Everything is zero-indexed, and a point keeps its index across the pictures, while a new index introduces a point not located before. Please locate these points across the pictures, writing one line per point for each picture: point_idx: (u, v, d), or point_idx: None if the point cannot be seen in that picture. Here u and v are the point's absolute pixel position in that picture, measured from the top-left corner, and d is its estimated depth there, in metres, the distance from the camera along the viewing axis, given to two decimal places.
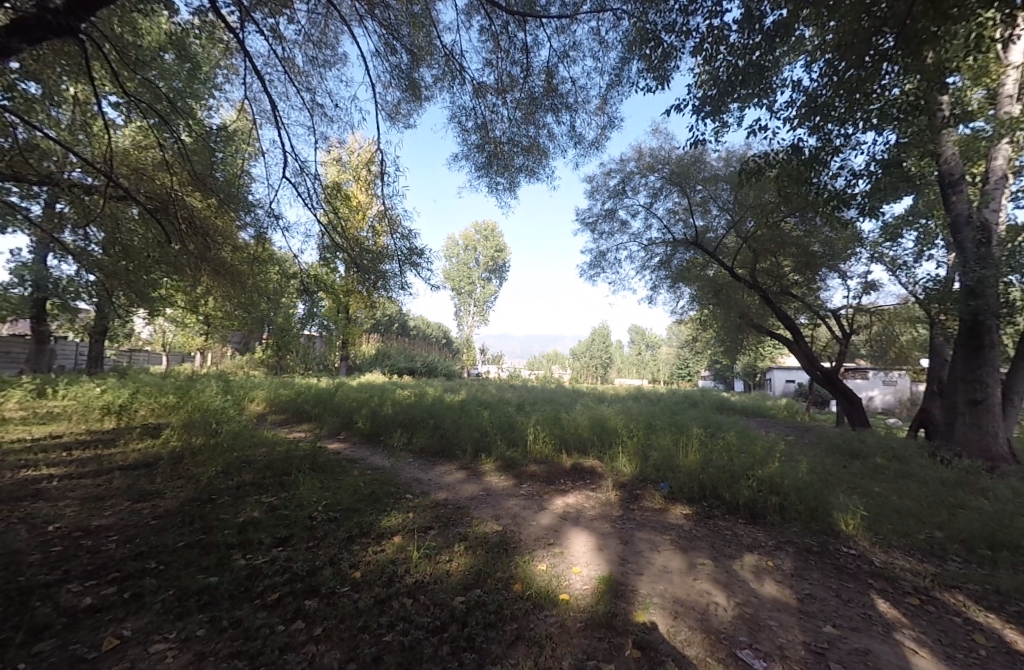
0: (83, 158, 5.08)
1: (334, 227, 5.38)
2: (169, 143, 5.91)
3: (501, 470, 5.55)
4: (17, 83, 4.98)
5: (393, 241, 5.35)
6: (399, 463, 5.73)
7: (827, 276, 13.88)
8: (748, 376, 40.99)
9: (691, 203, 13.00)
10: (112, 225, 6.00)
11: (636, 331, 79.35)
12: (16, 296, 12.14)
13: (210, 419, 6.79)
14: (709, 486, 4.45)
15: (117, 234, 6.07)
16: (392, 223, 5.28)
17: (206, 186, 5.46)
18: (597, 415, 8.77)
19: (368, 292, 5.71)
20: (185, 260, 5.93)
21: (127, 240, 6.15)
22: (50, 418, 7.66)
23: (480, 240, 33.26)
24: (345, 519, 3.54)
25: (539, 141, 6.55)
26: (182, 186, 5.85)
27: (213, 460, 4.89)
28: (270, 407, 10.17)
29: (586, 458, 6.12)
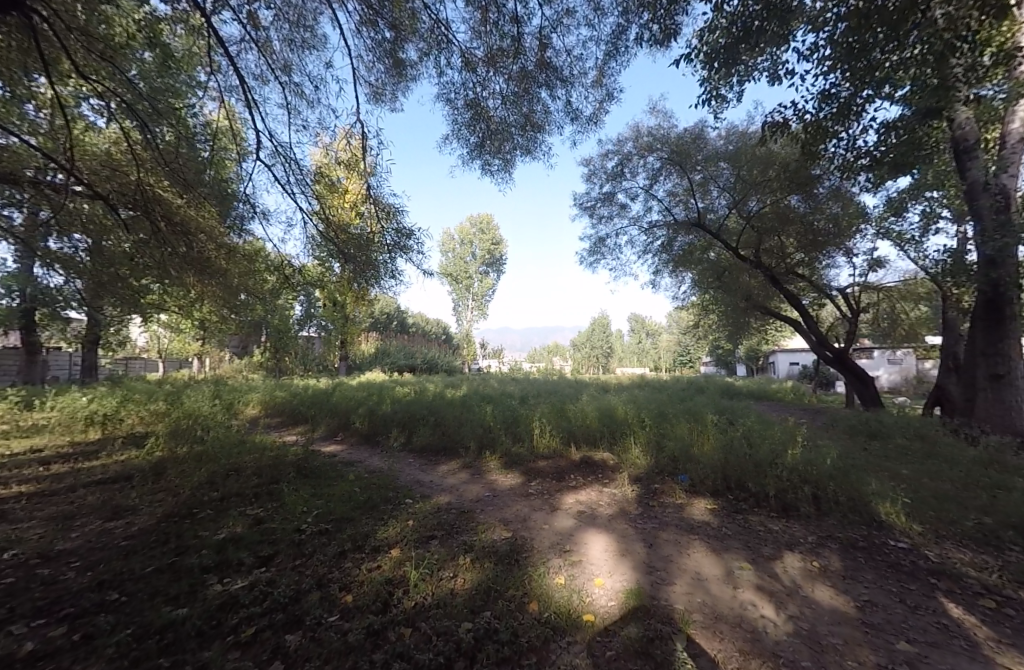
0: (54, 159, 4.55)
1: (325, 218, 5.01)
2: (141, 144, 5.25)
3: (506, 468, 5.21)
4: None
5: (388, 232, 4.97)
6: (398, 465, 5.38)
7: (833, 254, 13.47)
8: (750, 360, 40.76)
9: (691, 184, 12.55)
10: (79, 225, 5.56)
11: (636, 319, 79.03)
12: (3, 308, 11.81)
13: (200, 426, 6.42)
14: (734, 476, 4.13)
15: (102, 239, 5.73)
16: (385, 210, 4.88)
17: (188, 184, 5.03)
18: (605, 405, 8.43)
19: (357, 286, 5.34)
20: (164, 260, 5.54)
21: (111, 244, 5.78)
22: (35, 430, 7.31)
23: (475, 234, 32.82)
24: (338, 530, 3.18)
25: (534, 119, 6.12)
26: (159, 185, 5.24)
27: (196, 471, 4.53)
28: (265, 411, 9.83)
29: (596, 452, 5.78)
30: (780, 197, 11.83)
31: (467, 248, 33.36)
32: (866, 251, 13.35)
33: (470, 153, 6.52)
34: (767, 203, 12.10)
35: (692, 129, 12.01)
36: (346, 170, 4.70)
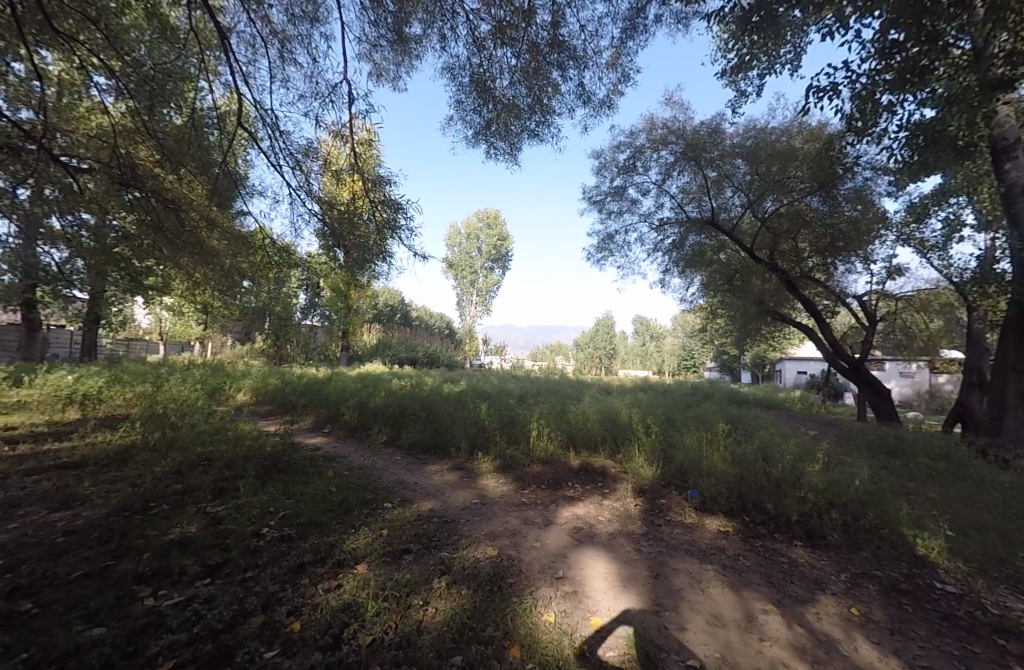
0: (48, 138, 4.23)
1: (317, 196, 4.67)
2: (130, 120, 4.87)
3: (499, 471, 4.83)
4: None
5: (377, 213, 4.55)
6: (383, 462, 5.02)
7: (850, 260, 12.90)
8: (757, 367, 40.09)
9: (706, 181, 12.04)
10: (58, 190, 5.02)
11: (641, 322, 78.30)
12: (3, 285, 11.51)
13: (182, 412, 6.06)
14: (749, 496, 3.75)
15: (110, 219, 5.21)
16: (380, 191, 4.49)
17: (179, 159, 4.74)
18: (608, 407, 8.03)
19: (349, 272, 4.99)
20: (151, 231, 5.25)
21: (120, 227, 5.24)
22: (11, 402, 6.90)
23: (483, 228, 32.57)
24: (302, 539, 2.80)
25: (544, 101, 5.69)
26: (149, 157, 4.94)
27: (163, 460, 4.14)
28: (256, 398, 9.49)
29: (597, 458, 5.40)
30: (799, 197, 11.42)
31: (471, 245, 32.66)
32: (885, 260, 12.87)
33: (475, 135, 6.14)
34: (784, 205, 11.69)
35: (709, 123, 11.52)
36: (338, 144, 4.31)
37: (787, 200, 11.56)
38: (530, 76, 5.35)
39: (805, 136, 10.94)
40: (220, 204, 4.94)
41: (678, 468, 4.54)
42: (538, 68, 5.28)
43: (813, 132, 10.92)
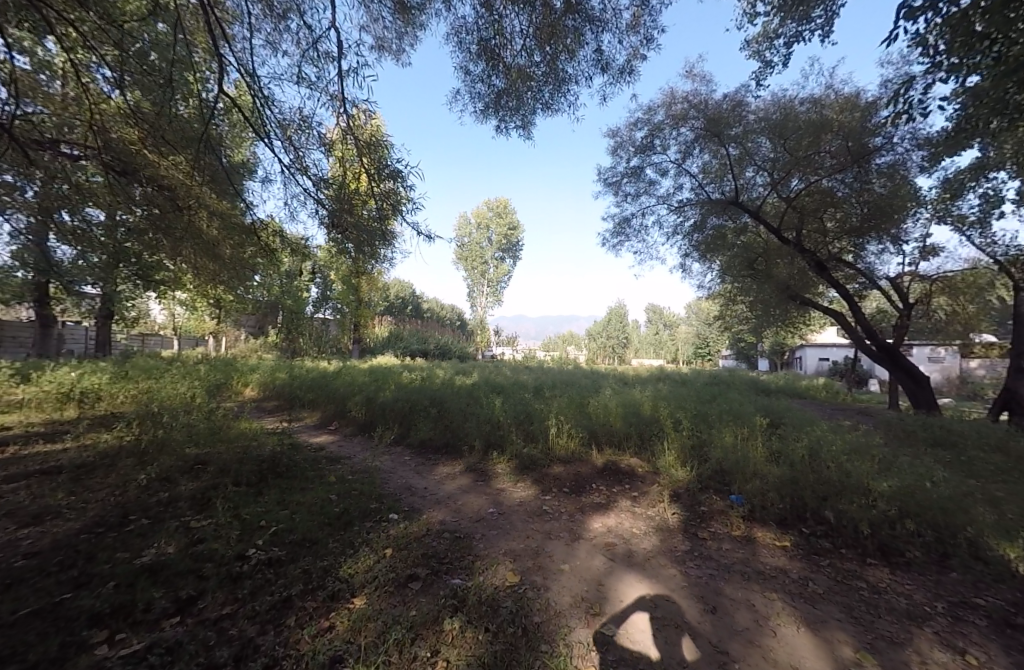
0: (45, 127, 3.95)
1: (312, 176, 4.26)
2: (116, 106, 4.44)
3: (516, 473, 4.42)
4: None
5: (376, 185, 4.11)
6: (391, 463, 4.66)
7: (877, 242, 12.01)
8: (775, 354, 39.00)
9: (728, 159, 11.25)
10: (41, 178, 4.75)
11: (653, 310, 76.89)
12: (16, 282, 11.40)
13: (181, 411, 5.76)
14: (806, 506, 3.25)
15: (118, 214, 5.26)
16: (375, 162, 4.05)
17: (170, 144, 4.43)
18: (628, 399, 7.55)
19: (351, 257, 4.61)
20: (149, 222, 4.99)
21: (129, 220, 5.24)
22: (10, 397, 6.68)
23: (492, 217, 32.08)
24: (291, 563, 2.42)
25: (558, 69, 5.10)
26: (135, 145, 4.56)
27: (152, 465, 3.83)
28: (264, 394, 9.25)
29: (622, 457, 4.95)
30: (819, 178, 10.64)
31: (482, 234, 32.53)
32: (918, 239, 12.01)
33: (485, 108, 5.62)
34: (811, 183, 10.86)
35: (732, 97, 10.49)
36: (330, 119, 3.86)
37: (812, 180, 10.75)
38: (544, 39, 4.74)
39: (836, 107, 9.92)
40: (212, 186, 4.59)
41: (717, 469, 4.05)
42: (554, 30, 4.68)
43: (846, 103, 9.84)
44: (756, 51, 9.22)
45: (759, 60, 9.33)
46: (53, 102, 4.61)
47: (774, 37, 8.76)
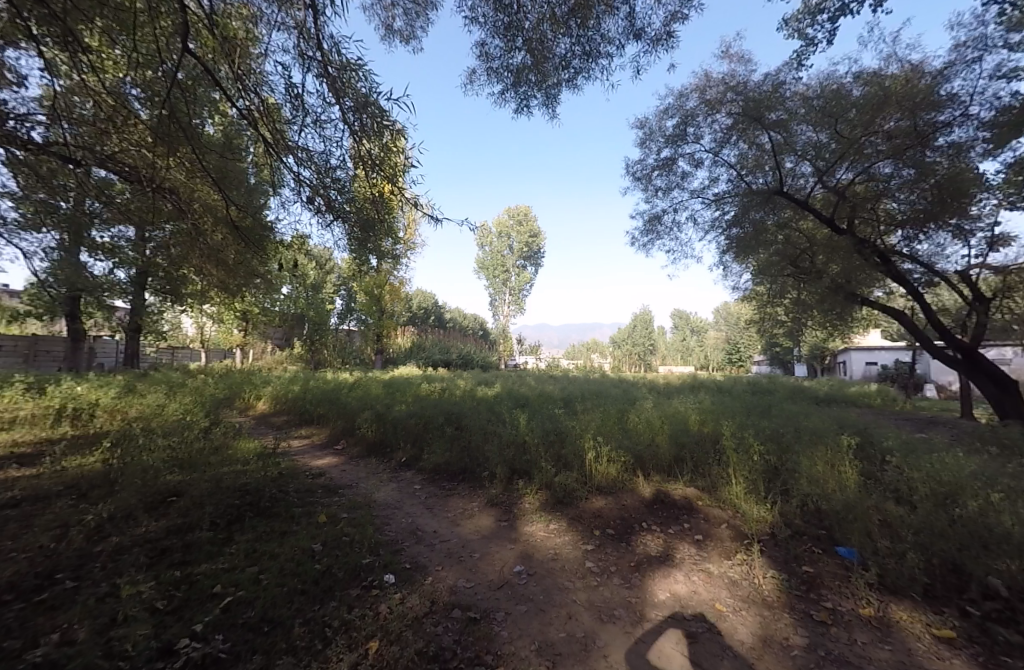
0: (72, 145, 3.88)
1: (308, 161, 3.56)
2: (117, 109, 4.00)
3: (547, 511, 3.63)
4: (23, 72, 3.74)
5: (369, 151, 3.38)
6: (399, 495, 3.96)
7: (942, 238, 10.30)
8: (816, 359, 36.58)
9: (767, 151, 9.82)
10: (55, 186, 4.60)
11: (680, 316, 74.35)
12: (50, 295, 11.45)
13: (174, 432, 5.18)
14: (971, 580, 2.31)
15: (147, 231, 5.17)
16: (367, 124, 3.36)
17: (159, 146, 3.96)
18: (672, 413, 6.62)
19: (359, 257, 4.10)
20: (174, 239, 4.79)
21: (157, 238, 5.13)
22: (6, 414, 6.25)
23: (513, 225, 31.64)
24: (235, 665, 1.68)
25: (589, 44, 4.33)
26: (144, 146, 4.17)
27: (123, 497, 3.25)
28: (277, 408, 8.75)
29: (674, 488, 4.08)
30: (870, 163, 9.12)
31: (503, 242, 32.12)
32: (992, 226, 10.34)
33: (505, 86, 4.92)
34: (861, 171, 9.35)
35: (773, 77, 9.03)
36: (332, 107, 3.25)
37: (863, 167, 9.28)
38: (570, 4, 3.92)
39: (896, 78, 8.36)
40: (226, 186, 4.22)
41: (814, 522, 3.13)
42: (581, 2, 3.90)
43: (907, 76, 8.25)
44: (796, 28, 8.22)
45: (799, 38, 8.32)
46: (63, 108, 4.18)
47: (816, 10, 7.76)
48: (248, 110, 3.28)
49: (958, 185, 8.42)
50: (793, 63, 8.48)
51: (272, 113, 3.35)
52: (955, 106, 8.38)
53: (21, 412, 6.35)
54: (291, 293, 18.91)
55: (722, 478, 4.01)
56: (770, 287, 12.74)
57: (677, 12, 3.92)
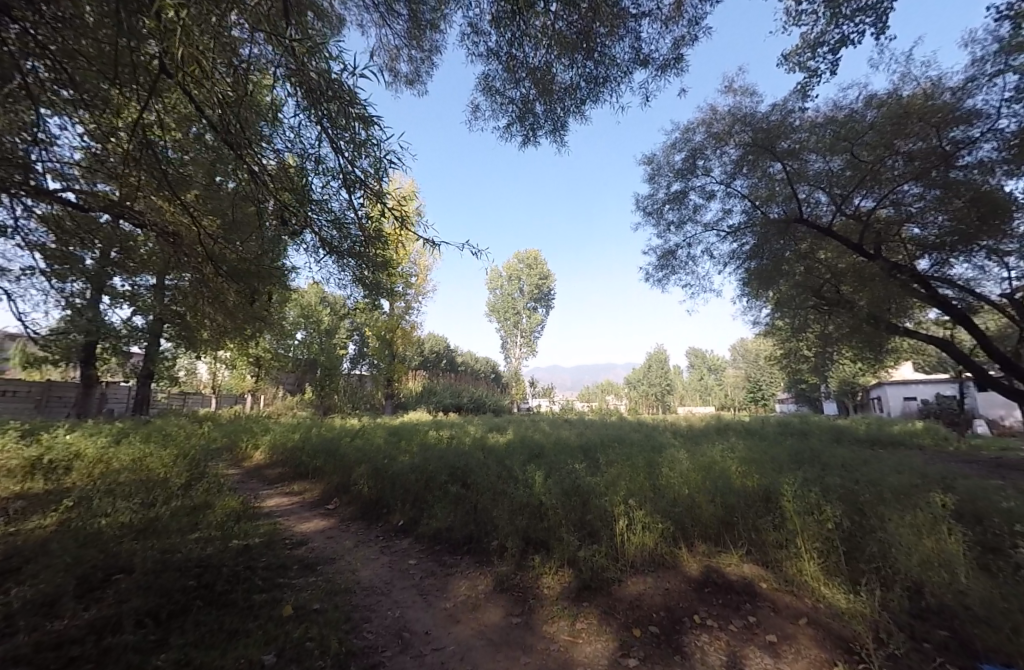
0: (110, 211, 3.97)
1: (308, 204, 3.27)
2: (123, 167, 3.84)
3: (571, 601, 2.91)
4: (52, 142, 3.66)
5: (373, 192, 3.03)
6: (393, 575, 3.29)
7: (984, 265, 9.42)
8: (845, 397, 34.68)
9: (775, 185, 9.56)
10: (89, 236, 4.64)
11: (696, 355, 72.67)
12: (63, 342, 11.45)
13: (150, 488, 4.55)
14: None
15: (166, 278, 5.09)
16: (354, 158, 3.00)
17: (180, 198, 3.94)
18: (706, 462, 5.83)
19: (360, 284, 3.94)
20: (192, 286, 4.68)
21: (176, 285, 5.03)
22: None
23: (523, 268, 32.14)
24: None
25: (600, 73, 4.12)
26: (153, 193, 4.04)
27: (60, 576, 2.53)
28: (274, 459, 8.16)
29: (727, 564, 3.32)
30: (892, 187, 8.55)
31: (514, 285, 32.35)
32: None
33: (510, 118, 4.72)
34: (883, 200, 8.81)
35: (780, 107, 8.92)
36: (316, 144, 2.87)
37: (884, 193, 8.71)
38: (572, 37, 3.69)
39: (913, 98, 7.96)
40: (228, 223, 4.03)
41: (936, 636, 2.34)
42: (588, 32, 3.69)
43: (925, 95, 7.73)
44: (796, 62, 8.17)
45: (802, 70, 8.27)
46: (86, 166, 4.06)
47: (816, 44, 7.69)
48: (265, 174, 3.08)
49: (991, 202, 7.75)
50: (798, 93, 8.34)
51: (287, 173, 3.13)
52: (982, 123, 7.73)
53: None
54: (305, 338, 19.05)
55: (790, 559, 3.23)
56: (791, 322, 12.08)
57: (688, 33, 3.60)
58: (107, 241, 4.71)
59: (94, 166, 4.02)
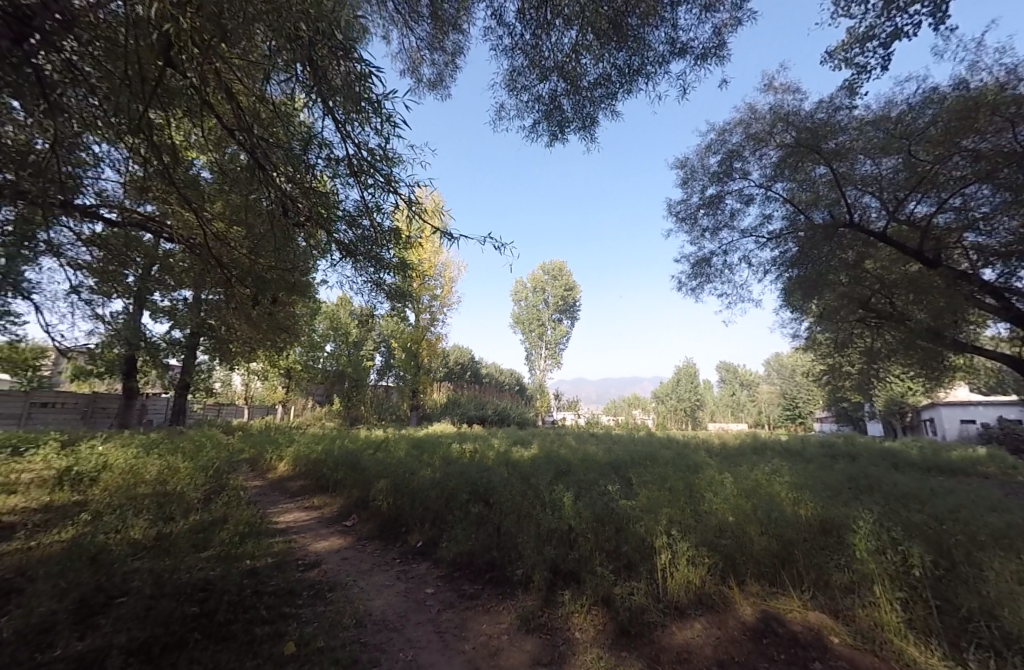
0: (154, 230, 4.10)
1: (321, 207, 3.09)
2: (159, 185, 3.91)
3: (607, 648, 2.54)
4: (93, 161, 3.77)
5: (394, 203, 2.76)
6: (409, 607, 3.02)
7: None
8: (895, 418, 32.17)
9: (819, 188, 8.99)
10: (132, 251, 4.76)
11: (728, 369, 69.82)
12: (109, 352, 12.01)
13: (169, 502, 4.48)
14: None
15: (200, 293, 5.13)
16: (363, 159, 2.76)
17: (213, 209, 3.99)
18: (751, 487, 5.31)
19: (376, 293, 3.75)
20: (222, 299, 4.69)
21: (207, 299, 5.06)
22: (12, 474, 5.76)
23: (548, 280, 32.00)
24: None
25: (635, 66, 3.85)
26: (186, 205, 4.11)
27: (61, 599, 2.39)
28: (296, 471, 8.11)
29: (789, 609, 2.87)
30: (955, 190, 7.79)
31: (539, 297, 32.16)
32: None
33: (536, 116, 4.56)
34: (944, 202, 8.05)
35: (827, 104, 8.31)
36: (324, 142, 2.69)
37: (944, 196, 7.96)
38: (608, 29, 3.40)
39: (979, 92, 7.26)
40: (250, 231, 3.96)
41: None
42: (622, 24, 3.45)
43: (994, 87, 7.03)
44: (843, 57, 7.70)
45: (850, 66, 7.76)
46: (127, 187, 4.18)
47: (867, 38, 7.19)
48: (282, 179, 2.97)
49: None
50: (846, 89, 7.79)
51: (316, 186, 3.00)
52: None
53: (20, 476, 5.77)
54: (334, 349, 19.43)
55: (864, 610, 2.73)
56: (833, 337, 11.26)
57: (732, 19, 3.30)
58: (148, 257, 4.81)
59: (136, 188, 4.14)
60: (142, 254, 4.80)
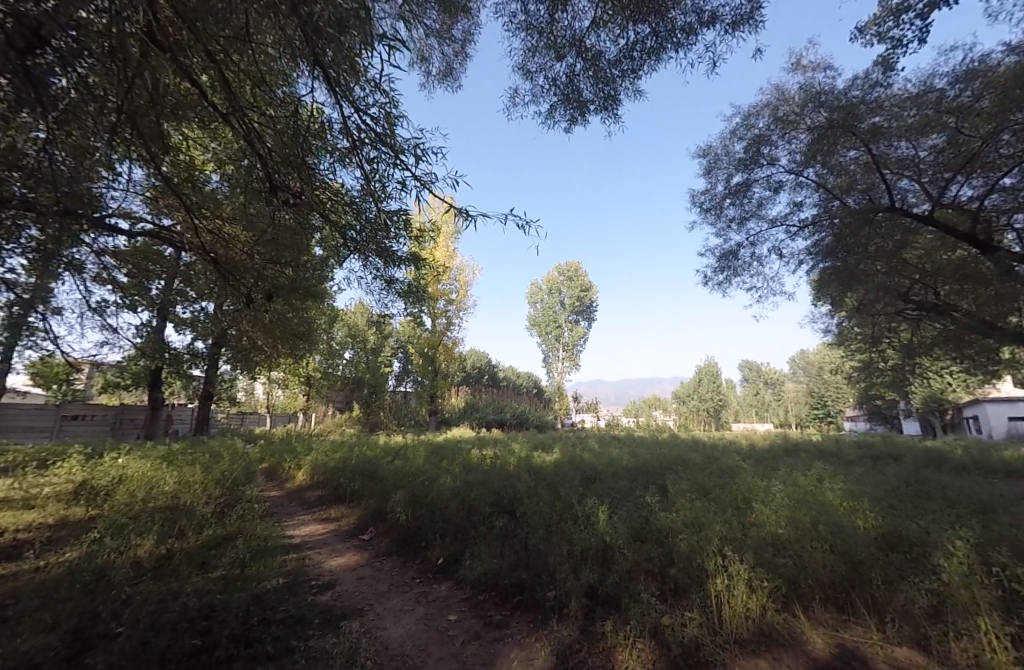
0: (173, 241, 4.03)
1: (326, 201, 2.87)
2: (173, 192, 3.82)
3: None
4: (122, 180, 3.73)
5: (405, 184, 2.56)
6: (429, 638, 2.69)
7: None
8: (937, 417, 30.30)
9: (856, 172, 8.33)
10: (153, 263, 4.69)
11: (752, 367, 67.64)
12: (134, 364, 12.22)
13: (181, 518, 4.30)
14: None
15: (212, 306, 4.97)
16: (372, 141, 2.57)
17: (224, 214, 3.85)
18: (801, 495, 4.80)
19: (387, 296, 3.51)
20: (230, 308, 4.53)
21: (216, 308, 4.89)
22: (33, 488, 5.74)
23: (564, 281, 31.59)
24: None
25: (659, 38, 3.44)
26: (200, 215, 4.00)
27: (48, 632, 2.17)
28: (314, 479, 7.96)
29: (876, 642, 2.41)
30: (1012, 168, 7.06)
31: (555, 298, 31.79)
32: None
33: (555, 100, 4.22)
34: (999, 181, 7.33)
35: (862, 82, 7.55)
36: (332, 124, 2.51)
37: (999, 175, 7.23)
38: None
39: None
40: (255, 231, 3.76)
41: None
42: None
43: None
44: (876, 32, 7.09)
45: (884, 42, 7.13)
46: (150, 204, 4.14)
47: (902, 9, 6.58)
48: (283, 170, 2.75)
49: None
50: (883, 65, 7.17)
51: (330, 190, 2.82)
52: None
53: (41, 489, 5.77)
54: (353, 356, 19.50)
55: (960, 643, 2.25)
56: (866, 332, 10.57)
57: None
58: (167, 271, 4.72)
59: (157, 202, 4.08)
60: (164, 268, 4.72)
